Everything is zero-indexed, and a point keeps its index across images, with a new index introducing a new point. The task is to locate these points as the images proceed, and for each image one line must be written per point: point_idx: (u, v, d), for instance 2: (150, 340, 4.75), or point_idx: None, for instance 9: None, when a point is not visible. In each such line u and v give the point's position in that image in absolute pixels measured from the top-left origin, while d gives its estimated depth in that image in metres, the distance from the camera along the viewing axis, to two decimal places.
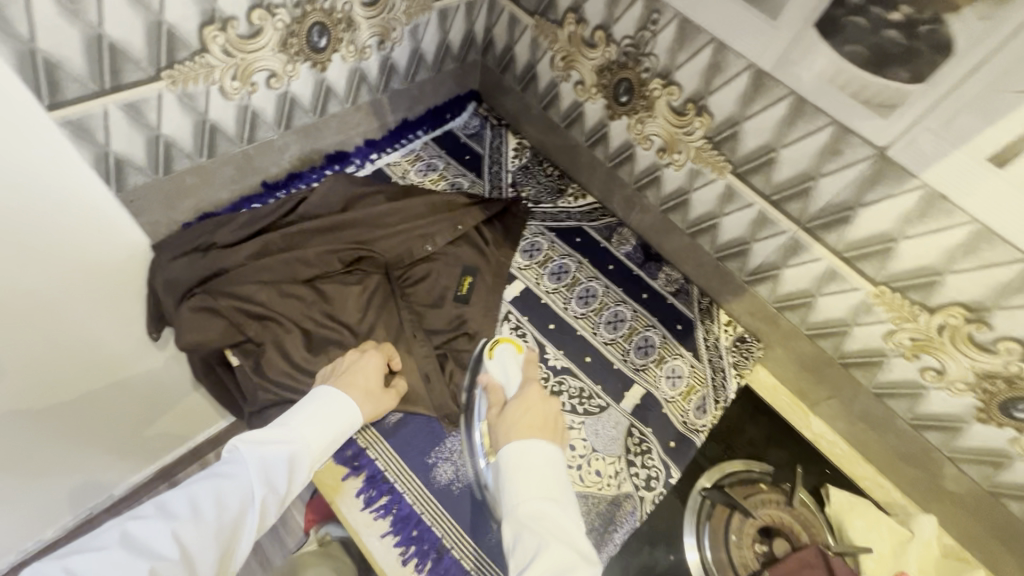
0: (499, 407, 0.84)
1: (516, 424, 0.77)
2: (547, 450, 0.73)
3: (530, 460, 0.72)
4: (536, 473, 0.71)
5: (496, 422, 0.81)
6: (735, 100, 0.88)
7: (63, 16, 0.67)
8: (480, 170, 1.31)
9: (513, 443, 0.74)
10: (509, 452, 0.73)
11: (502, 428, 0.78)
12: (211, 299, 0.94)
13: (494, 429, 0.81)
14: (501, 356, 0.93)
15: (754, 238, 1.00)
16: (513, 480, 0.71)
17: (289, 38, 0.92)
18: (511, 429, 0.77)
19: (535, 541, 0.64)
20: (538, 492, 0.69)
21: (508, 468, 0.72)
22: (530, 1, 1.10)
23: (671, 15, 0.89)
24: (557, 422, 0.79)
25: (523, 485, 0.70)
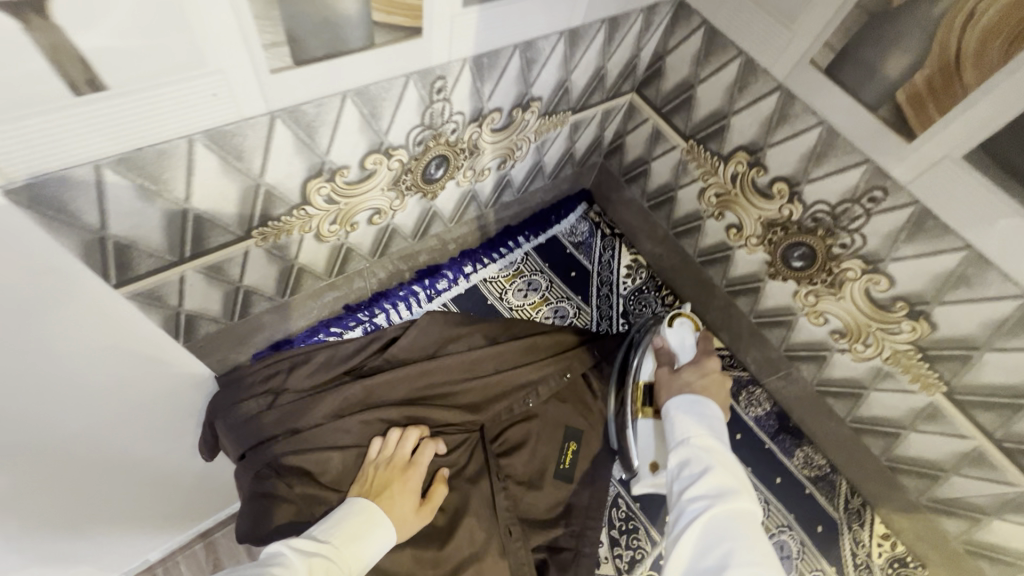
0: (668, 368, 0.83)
1: (690, 385, 0.75)
2: (717, 411, 0.70)
3: (703, 408, 0.69)
4: (709, 422, 0.67)
5: (667, 381, 0.79)
6: (983, 323, 0.66)
7: (142, 198, 0.51)
8: (587, 292, 1.12)
9: (686, 394, 0.72)
10: (679, 400, 0.71)
11: (670, 385, 0.78)
12: (277, 479, 0.79)
13: (662, 386, 0.79)
14: (678, 329, 0.96)
15: (955, 470, 0.78)
16: (683, 423, 0.67)
17: (403, 175, 0.74)
18: (680, 389, 0.75)
19: (699, 457, 0.62)
20: (709, 429, 0.66)
21: (677, 409, 0.70)
22: (687, 123, 0.89)
23: (904, 200, 0.67)
24: (726, 400, 0.76)
25: (696, 425, 0.66)
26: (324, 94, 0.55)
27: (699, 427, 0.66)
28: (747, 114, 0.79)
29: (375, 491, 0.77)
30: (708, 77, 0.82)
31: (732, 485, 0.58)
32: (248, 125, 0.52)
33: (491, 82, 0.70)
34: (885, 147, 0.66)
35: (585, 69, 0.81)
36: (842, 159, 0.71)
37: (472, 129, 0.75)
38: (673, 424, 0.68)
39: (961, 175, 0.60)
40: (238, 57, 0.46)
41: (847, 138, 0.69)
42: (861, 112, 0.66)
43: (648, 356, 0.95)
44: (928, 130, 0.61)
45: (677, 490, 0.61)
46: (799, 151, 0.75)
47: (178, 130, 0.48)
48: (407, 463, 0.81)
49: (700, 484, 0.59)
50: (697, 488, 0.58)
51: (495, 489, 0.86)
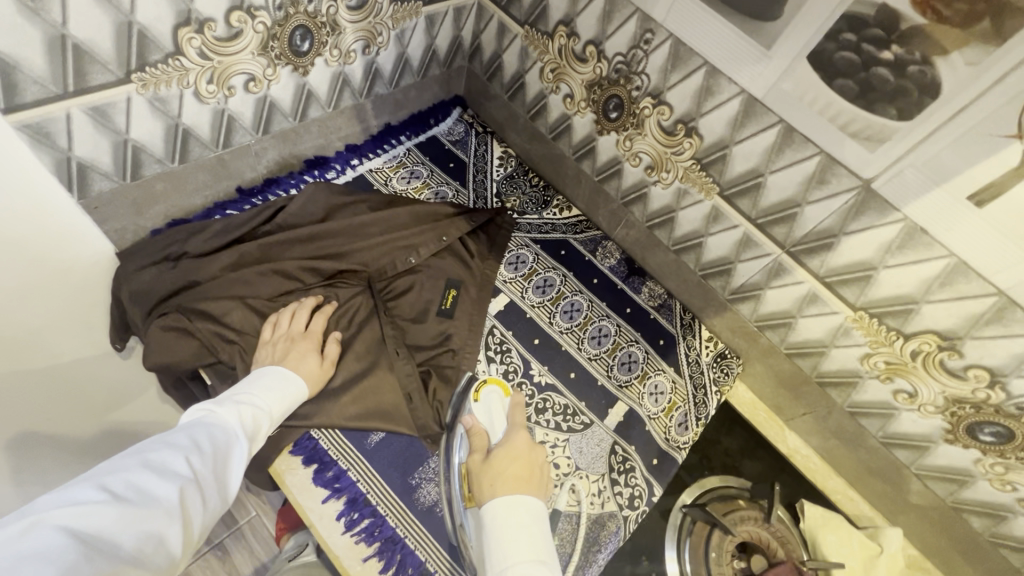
0: (481, 454, 0.78)
1: (498, 474, 0.73)
2: (535, 507, 0.70)
3: (520, 519, 0.67)
4: (527, 536, 0.66)
5: (479, 468, 0.74)
6: (726, 123, 0.88)
7: (22, 14, 0.62)
8: (464, 179, 1.28)
9: (501, 497, 0.70)
10: (492, 506, 0.69)
11: (485, 482, 0.72)
12: (182, 318, 0.90)
13: (477, 476, 0.75)
14: (485, 399, 0.93)
15: (738, 258, 1.01)
16: (500, 541, 0.66)
17: (270, 41, 0.87)
18: (494, 483, 0.72)
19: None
20: (525, 552, 0.65)
21: (496, 529, 0.67)
22: (520, 10, 1.08)
23: (664, 36, 0.88)
24: (542, 474, 0.76)
25: (512, 551, 0.65)
26: None
27: (514, 556, 0.64)
28: None
29: (280, 356, 0.89)
30: None
31: None
32: None
33: None
34: None
35: None
36: (622, 13, 0.92)
37: (328, 2, 0.89)
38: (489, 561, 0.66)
39: (689, 2, 0.82)
40: None
41: None
42: None
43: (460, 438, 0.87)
44: None
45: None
46: (596, 14, 0.96)
47: None
48: (302, 333, 0.93)
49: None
50: None
51: (383, 323, 1.01)
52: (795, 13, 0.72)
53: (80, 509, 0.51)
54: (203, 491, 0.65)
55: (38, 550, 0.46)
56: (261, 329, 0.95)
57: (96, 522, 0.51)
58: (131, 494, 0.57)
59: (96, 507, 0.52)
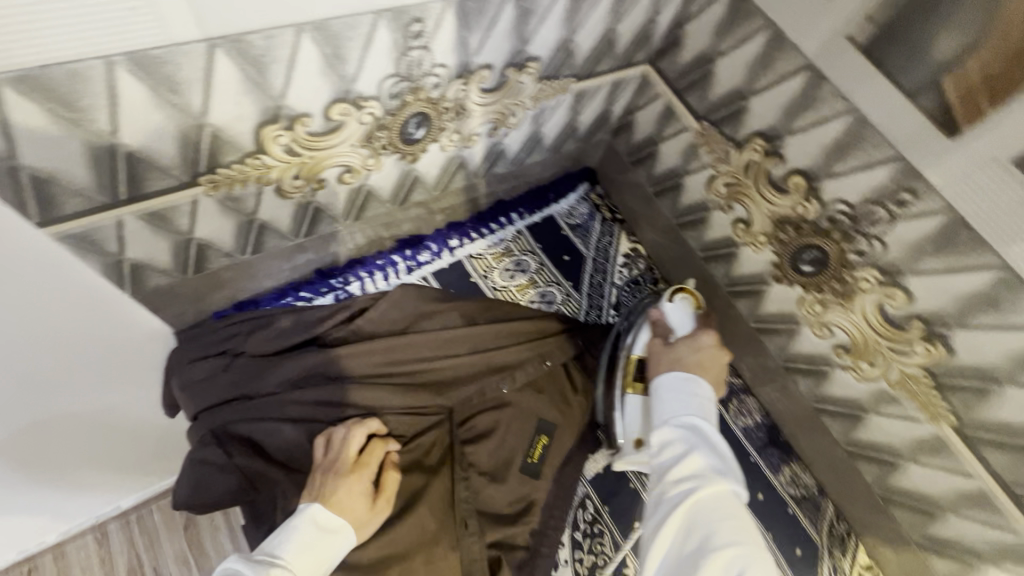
0: (663, 342, 0.77)
1: (683, 361, 0.71)
2: (704, 392, 0.67)
3: (692, 387, 0.67)
4: (697, 399, 0.66)
5: (659, 351, 0.75)
6: (1008, 355, 0.58)
7: (57, 124, 0.45)
8: (578, 278, 1.05)
9: (679, 372, 0.69)
10: (669, 379, 0.68)
11: (664, 357, 0.73)
12: (221, 450, 0.74)
13: (654, 359, 0.75)
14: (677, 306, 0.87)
15: (954, 510, 0.71)
16: (666, 399, 0.67)
17: (377, 131, 0.67)
18: (673, 362, 0.71)
19: (683, 440, 0.61)
20: (696, 410, 0.65)
21: (663, 387, 0.68)
22: (701, 101, 0.81)
23: (935, 207, 0.58)
24: (721, 375, 0.72)
25: (683, 404, 0.65)
26: (278, 25, 0.48)
27: (685, 409, 0.65)
28: (768, 95, 0.71)
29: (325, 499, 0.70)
30: (730, 50, 0.73)
31: (719, 473, 0.58)
32: (180, 53, 0.45)
33: (479, 33, 0.62)
34: (920, 143, 0.57)
35: (592, 30, 0.73)
36: (869, 154, 0.62)
37: (458, 86, 0.67)
38: (660, 403, 0.67)
39: (1005, 181, 0.52)
40: None
41: (880, 130, 0.60)
42: (899, 101, 0.57)
43: (642, 327, 0.86)
44: (977, 125, 0.53)
45: (659, 470, 0.61)
46: (822, 142, 0.67)
47: (94, 48, 0.41)
48: (353, 461, 0.74)
49: (681, 468, 0.59)
50: (683, 471, 0.59)
51: (456, 478, 0.81)
52: None
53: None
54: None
55: None
56: (312, 445, 0.76)
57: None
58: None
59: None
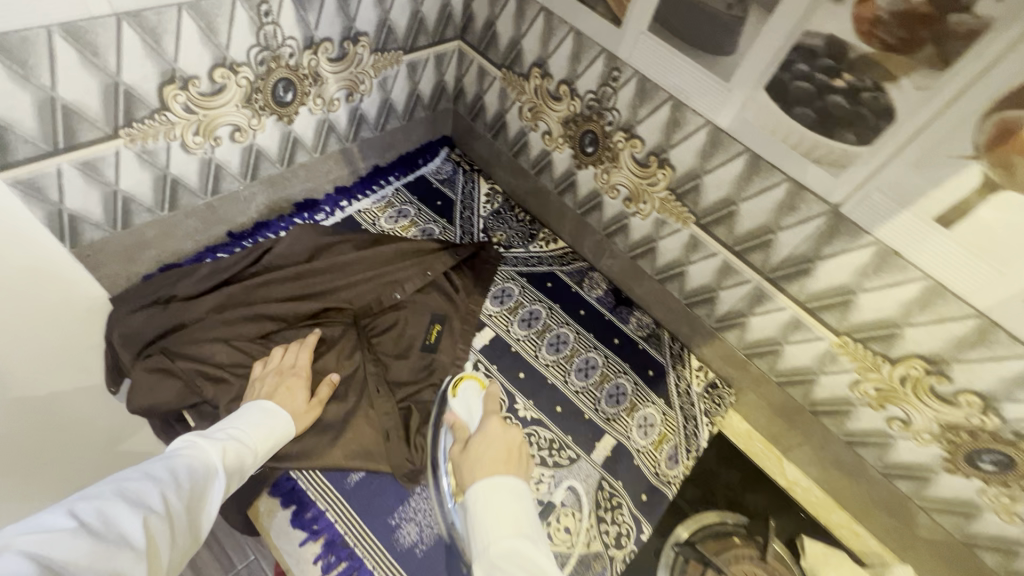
0: (460, 445, 0.78)
1: (478, 458, 0.71)
2: (517, 486, 0.67)
3: (498, 499, 0.64)
4: (513, 517, 0.63)
5: (460, 455, 0.75)
6: (694, 155, 0.90)
7: (13, 80, 0.66)
8: (451, 216, 1.31)
9: (480, 481, 0.67)
10: (475, 502, 0.65)
11: (463, 461, 0.72)
12: (167, 360, 0.92)
13: (456, 464, 0.75)
14: (463, 394, 0.97)
15: (720, 286, 1.01)
16: (481, 519, 0.63)
17: (254, 94, 0.92)
18: (476, 464, 0.70)
19: (519, 558, 0.58)
20: (508, 528, 0.62)
21: (482, 502, 0.64)
22: (497, 55, 1.13)
23: (630, 73, 0.91)
24: (521, 451, 0.73)
25: (493, 530, 0.62)
26: (163, 4, 0.72)
27: (493, 536, 0.61)
28: (530, 36, 1.03)
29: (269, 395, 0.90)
30: (501, 12, 1.06)
31: None
32: (98, 25, 0.69)
33: (314, 12, 0.89)
34: (609, 36, 0.90)
35: (402, 12, 1.03)
36: (590, 53, 0.95)
37: (309, 55, 0.94)
38: (472, 532, 0.63)
39: (650, 42, 0.85)
40: None
41: (589, 35, 0.93)
42: (590, 12, 0.91)
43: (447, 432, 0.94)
44: (627, 14, 0.86)
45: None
46: (566, 56, 0.99)
47: (38, 20, 0.64)
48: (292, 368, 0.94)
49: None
50: None
51: (369, 359, 1.02)
52: (750, 44, 0.74)
53: (43, 536, 0.47)
54: (174, 527, 0.59)
55: None
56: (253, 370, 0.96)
57: (64, 550, 0.47)
58: (99, 522, 0.52)
59: (62, 536, 0.48)
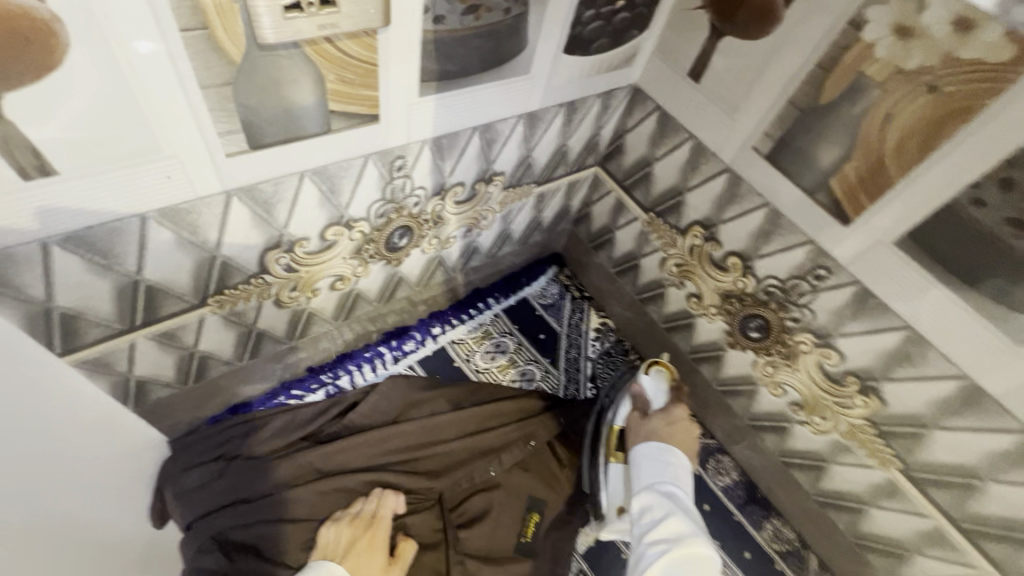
0: (639, 414, 0.85)
1: (658, 433, 0.79)
2: (683, 460, 0.76)
3: (668, 456, 0.75)
4: (678, 471, 0.74)
5: (637, 423, 0.83)
6: (927, 402, 0.67)
7: (92, 271, 0.52)
8: (555, 355, 1.12)
9: (654, 441, 0.77)
10: (647, 449, 0.77)
11: (640, 428, 0.82)
12: (223, 557, 0.74)
13: (632, 428, 0.83)
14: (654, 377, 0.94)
15: (919, 549, 0.76)
16: (645, 467, 0.75)
17: (365, 245, 0.76)
18: (650, 432, 0.80)
19: (661, 503, 0.69)
20: (672, 475, 0.73)
21: (648, 451, 0.77)
22: (646, 196, 0.93)
23: (846, 280, 0.69)
24: (694, 443, 0.81)
25: (662, 471, 0.73)
26: (283, 174, 0.57)
27: (661, 477, 0.72)
28: (700, 191, 0.83)
29: (342, 551, 0.74)
30: (663, 155, 0.86)
31: (690, 531, 0.64)
32: (203, 203, 0.54)
33: (452, 159, 0.73)
34: (824, 229, 0.69)
35: (546, 147, 0.85)
36: (787, 238, 0.74)
37: (436, 201, 0.78)
38: (639, 472, 0.75)
39: (893, 258, 0.63)
40: (181, 109, 0.45)
41: (791, 219, 0.72)
42: (801, 195, 0.70)
43: (624, 402, 0.91)
44: (863, 215, 0.64)
45: (638, 533, 0.68)
46: (748, 229, 0.78)
47: (133, 209, 0.50)
48: (369, 520, 0.78)
49: (659, 529, 0.65)
50: (657, 534, 0.65)
51: (452, 563, 0.82)
52: None
53: None
54: None
55: None
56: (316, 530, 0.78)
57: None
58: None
59: None
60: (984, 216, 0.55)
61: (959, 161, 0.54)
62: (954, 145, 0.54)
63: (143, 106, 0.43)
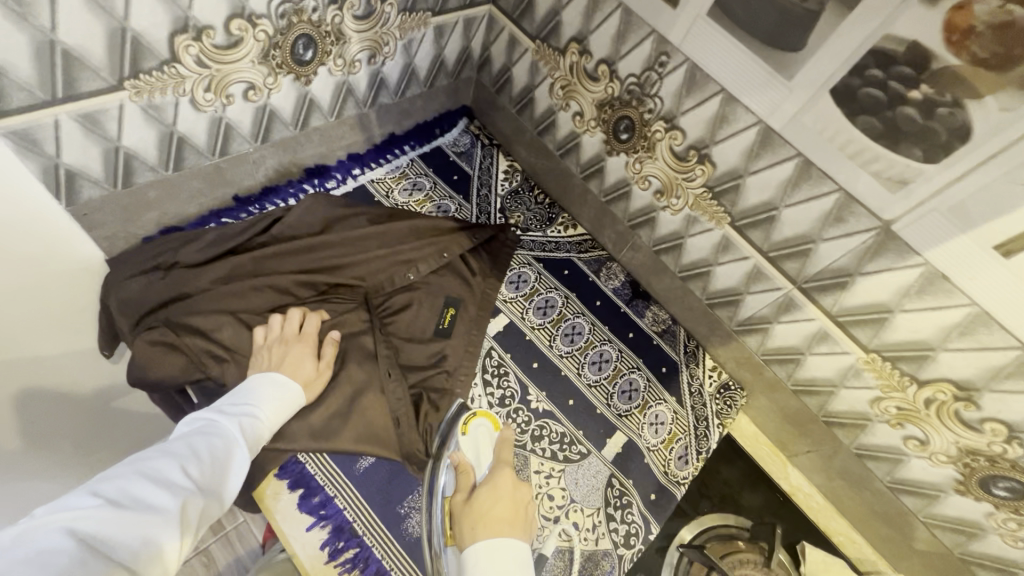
0: (464, 491, 0.78)
1: (481, 511, 0.71)
2: (519, 549, 0.66)
3: (500, 565, 0.64)
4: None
5: (460, 509, 0.73)
6: (740, 154, 0.85)
7: (9, 19, 0.59)
8: (468, 192, 1.25)
9: (482, 541, 0.66)
10: (474, 561, 0.65)
11: (466, 521, 0.70)
12: (170, 333, 0.86)
13: (457, 515, 0.74)
14: (473, 433, 0.94)
15: (747, 290, 0.98)
16: None
17: (271, 50, 0.84)
18: (474, 521, 0.70)
19: None
20: None
21: (477, 573, 0.64)
22: (532, 24, 1.05)
23: (680, 59, 0.85)
24: (527, 513, 0.73)
25: None
26: None
27: None
28: (572, 7, 0.96)
29: (278, 358, 0.86)
30: None
31: None
32: None
33: None
34: (661, 16, 0.84)
35: None
36: (637, 33, 0.88)
37: (333, 11, 0.86)
38: None
39: (707, 28, 0.79)
40: None
41: (638, 14, 0.86)
42: None
43: (448, 473, 0.89)
44: None
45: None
46: (610, 33, 0.92)
47: None
48: (298, 334, 0.90)
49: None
50: None
51: (378, 340, 0.97)
52: (822, 41, 0.68)
53: (75, 516, 0.48)
54: (206, 499, 0.60)
55: (34, 558, 0.43)
56: (253, 332, 0.91)
57: (92, 523, 0.48)
58: (124, 500, 0.52)
59: (92, 513, 0.49)
60: None
61: None
62: None
63: None
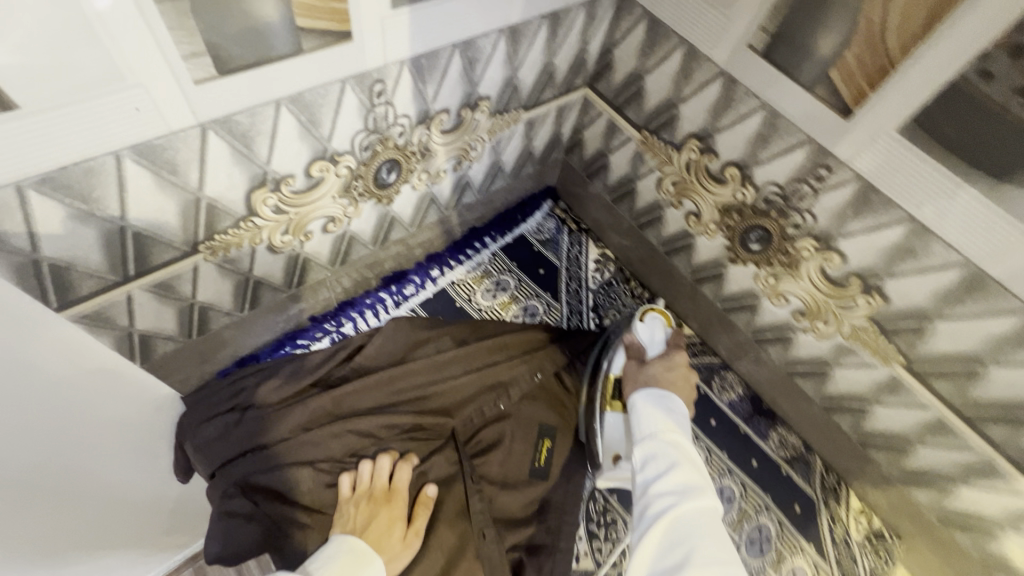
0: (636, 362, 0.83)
1: (652, 379, 0.76)
2: (679, 410, 0.69)
3: (666, 405, 0.68)
4: (672, 414, 0.67)
5: (633, 371, 0.80)
6: (931, 294, 0.66)
7: (75, 218, 0.51)
8: (556, 289, 1.11)
9: (652, 390, 0.71)
10: (646, 395, 0.71)
11: (638, 379, 0.78)
12: (247, 502, 0.77)
13: (630, 377, 0.80)
14: (650, 323, 0.91)
15: (920, 441, 0.79)
16: (647, 414, 0.67)
17: (353, 181, 0.74)
18: (646, 384, 0.75)
19: (663, 454, 0.60)
20: (671, 420, 0.65)
21: (642, 403, 0.69)
22: (639, 114, 0.90)
23: (849, 176, 0.67)
24: (690, 394, 0.77)
25: (659, 417, 0.66)
26: (258, 103, 0.54)
27: (664, 424, 0.64)
28: (695, 101, 0.80)
29: (362, 526, 0.75)
30: (655, 67, 0.83)
31: (697, 481, 0.57)
32: (178, 139, 0.52)
33: (433, 83, 0.70)
34: (823, 126, 0.67)
35: (532, 66, 0.81)
36: (785, 140, 0.72)
37: (421, 131, 0.75)
38: (639, 421, 0.67)
39: (897, 148, 0.61)
40: (140, 35, 0.43)
41: (791, 119, 0.70)
42: (801, 93, 0.67)
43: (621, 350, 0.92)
44: (864, 106, 0.62)
45: (643, 484, 0.59)
46: (746, 135, 0.76)
47: (105, 147, 0.48)
48: (386, 491, 0.80)
49: (666, 480, 0.58)
50: (663, 485, 0.57)
51: (470, 491, 0.85)
52: None
53: None
54: None
55: None
56: (336, 479, 0.82)
57: None
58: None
59: None
60: (992, 90, 0.52)
61: (965, 34, 0.52)
62: (958, 19, 0.51)
63: (96, 29, 0.41)
